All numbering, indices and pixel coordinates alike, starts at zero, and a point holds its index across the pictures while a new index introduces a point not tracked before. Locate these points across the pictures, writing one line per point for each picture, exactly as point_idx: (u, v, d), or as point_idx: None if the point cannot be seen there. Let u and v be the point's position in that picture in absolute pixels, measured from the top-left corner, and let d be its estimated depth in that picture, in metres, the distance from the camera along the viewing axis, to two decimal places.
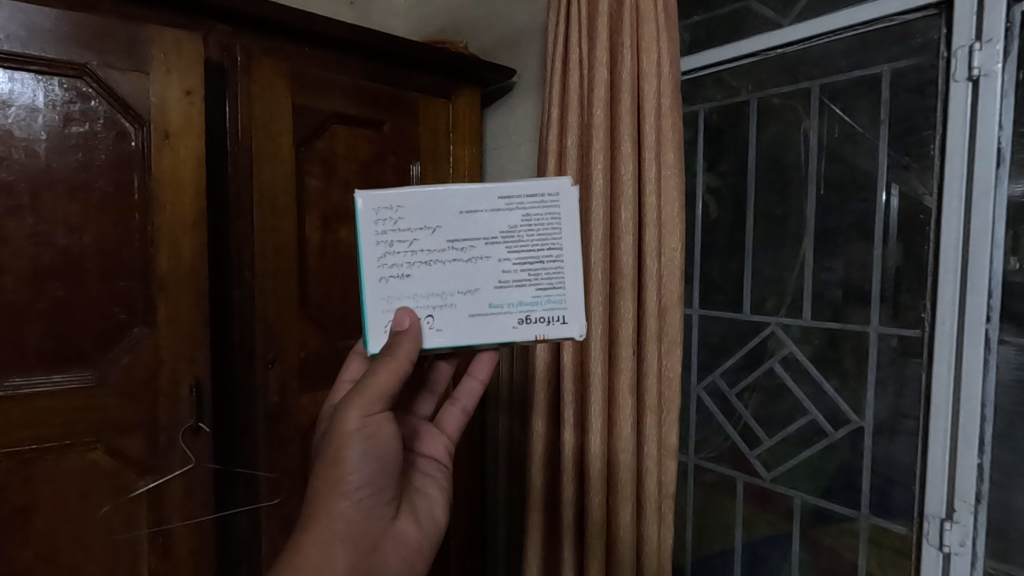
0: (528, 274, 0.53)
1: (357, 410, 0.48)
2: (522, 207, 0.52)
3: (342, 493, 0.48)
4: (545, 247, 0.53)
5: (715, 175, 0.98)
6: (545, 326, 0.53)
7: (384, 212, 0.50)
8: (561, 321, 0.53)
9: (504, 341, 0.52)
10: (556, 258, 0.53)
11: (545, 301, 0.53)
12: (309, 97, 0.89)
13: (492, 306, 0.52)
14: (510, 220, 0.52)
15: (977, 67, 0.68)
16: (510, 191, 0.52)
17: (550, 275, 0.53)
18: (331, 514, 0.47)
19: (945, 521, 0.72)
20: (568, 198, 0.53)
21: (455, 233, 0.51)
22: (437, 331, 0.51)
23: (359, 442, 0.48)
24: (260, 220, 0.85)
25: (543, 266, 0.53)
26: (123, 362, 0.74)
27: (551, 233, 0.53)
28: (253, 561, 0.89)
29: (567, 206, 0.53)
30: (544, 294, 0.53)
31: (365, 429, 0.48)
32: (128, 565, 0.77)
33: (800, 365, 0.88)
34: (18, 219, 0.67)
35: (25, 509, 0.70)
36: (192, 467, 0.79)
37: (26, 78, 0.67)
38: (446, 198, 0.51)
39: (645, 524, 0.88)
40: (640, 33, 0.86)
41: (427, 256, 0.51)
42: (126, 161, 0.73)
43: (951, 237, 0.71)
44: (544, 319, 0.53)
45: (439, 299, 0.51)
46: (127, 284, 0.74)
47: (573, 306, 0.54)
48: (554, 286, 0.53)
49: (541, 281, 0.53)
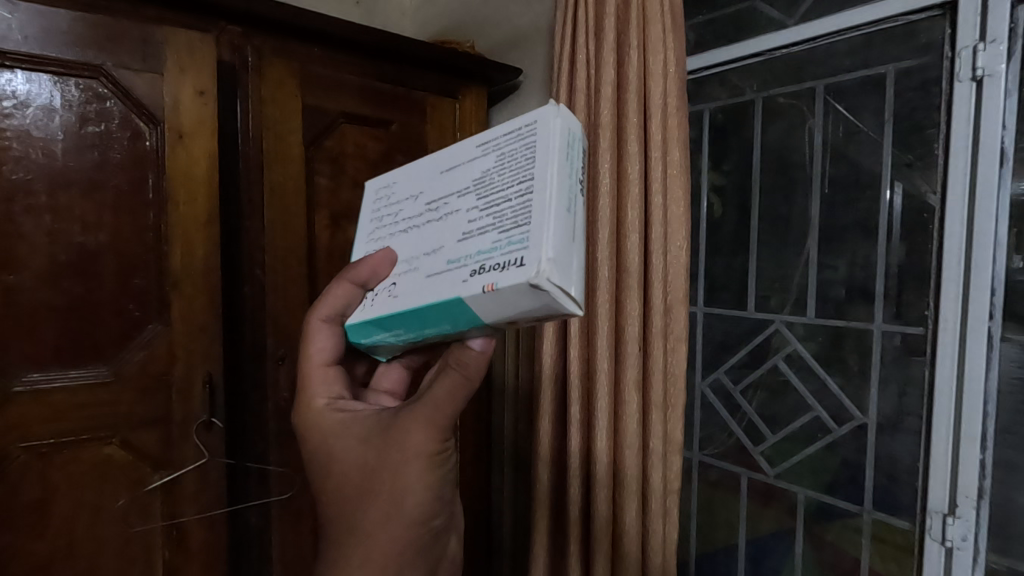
0: (491, 218, 0.41)
1: (430, 437, 0.46)
2: (499, 148, 0.43)
3: (406, 522, 0.46)
4: (515, 182, 0.41)
5: (719, 173, 0.99)
6: (496, 274, 0.39)
7: (383, 191, 0.52)
8: (516, 266, 0.38)
9: (450, 300, 0.41)
10: (524, 192, 0.40)
11: (506, 246, 0.40)
12: (318, 97, 0.91)
13: (450, 262, 0.43)
14: (484, 164, 0.44)
15: (981, 67, 0.69)
16: (487, 137, 0.44)
17: (515, 213, 0.40)
18: (396, 542, 0.46)
19: (947, 515, 0.74)
20: (547, 124, 0.41)
21: (432, 194, 0.47)
22: (394, 297, 0.46)
23: (430, 470, 0.47)
24: (271, 219, 0.86)
25: (511, 205, 0.41)
26: (138, 358, 0.75)
27: (523, 166, 0.41)
28: (265, 553, 0.90)
29: (544, 131, 0.41)
30: (505, 237, 0.40)
31: (436, 456, 0.47)
32: (143, 558, 0.78)
33: (804, 363, 0.88)
34: (35, 217, 0.68)
35: (42, 501, 0.71)
36: (205, 461, 0.81)
37: (43, 79, 0.68)
38: (432, 164, 0.48)
39: (650, 519, 0.89)
40: (647, 33, 0.87)
41: (408, 224, 0.48)
42: (141, 160, 0.75)
43: (954, 236, 0.72)
44: (498, 265, 0.39)
45: (405, 264, 0.47)
46: (141, 281, 0.75)
47: (536, 243, 0.38)
48: (517, 225, 0.39)
49: (505, 222, 0.40)
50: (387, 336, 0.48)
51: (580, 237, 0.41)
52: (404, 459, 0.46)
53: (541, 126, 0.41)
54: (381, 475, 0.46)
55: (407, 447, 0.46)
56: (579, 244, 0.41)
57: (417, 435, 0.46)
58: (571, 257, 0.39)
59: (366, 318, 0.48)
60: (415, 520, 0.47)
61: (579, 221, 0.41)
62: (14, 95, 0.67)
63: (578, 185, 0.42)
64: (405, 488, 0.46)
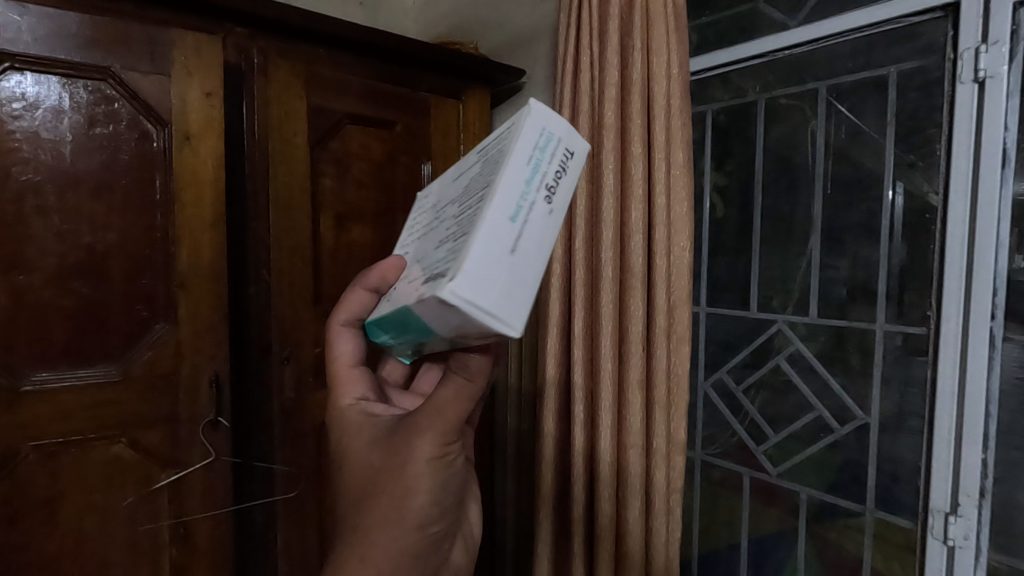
0: (456, 228, 0.39)
1: (434, 439, 0.44)
2: (488, 155, 0.41)
3: (406, 527, 0.45)
4: (481, 190, 0.38)
5: (722, 173, 0.99)
6: (431, 287, 0.37)
7: (423, 201, 0.53)
8: (442, 279, 0.35)
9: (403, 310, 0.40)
10: (480, 201, 0.37)
11: (451, 258, 0.37)
12: (323, 98, 0.91)
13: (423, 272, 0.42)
14: (476, 173, 0.42)
15: (983, 69, 0.70)
16: (485, 144, 0.42)
17: (468, 222, 0.37)
18: (396, 549, 0.44)
19: (949, 514, 0.74)
20: (519, 127, 0.37)
21: (444, 203, 0.46)
22: (386, 303, 0.46)
23: (433, 473, 0.45)
24: (276, 220, 0.87)
25: (470, 215, 0.38)
26: (145, 357, 0.76)
27: (491, 173, 0.38)
28: (270, 552, 0.91)
29: (512, 132, 0.37)
30: (454, 248, 0.37)
31: (440, 460, 0.45)
32: (150, 556, 0.79)
33: (807, 363, 0.89)
34: (45, 218, 0.69)
35: (51, 500, 0.72)
36: (212, 459, 0.81)
37: (52, 81, 0.69)
38: (455, 175, 0.48)
39: (654, 518, 0.89)
40: (651, 34, 0.87)
41: (423, 232, 0.48)
42: (149, 161, 0.75)
43: (956, 237, 0.72)
44: (437, 278, 0.37)
45: (406, 272, 0.47)
46: (149, 281, 0.76)
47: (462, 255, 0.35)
48: (463, 236, 0.37)
49: (461, 233, 0.38)
50: (391, 339, 0.48)
51: (532, 252, 0.36)
52: (408, 460, 0.44)
53: (514, 127, 0.38)
54: (387, 476, 0.45)
55: (412, 448, 0.45)
56: (526, 260, 0.36)
57: (422, 435, 0.45)
58: (505, 271, 0.35)
59: (372, 322, 0.48)
60: (416, 527, 0.45)
61: (534, 233, 0.36)
62: (23, 97, 0.67)
63: (543, 192, 0.37)
64: (407, 491, 0.44)
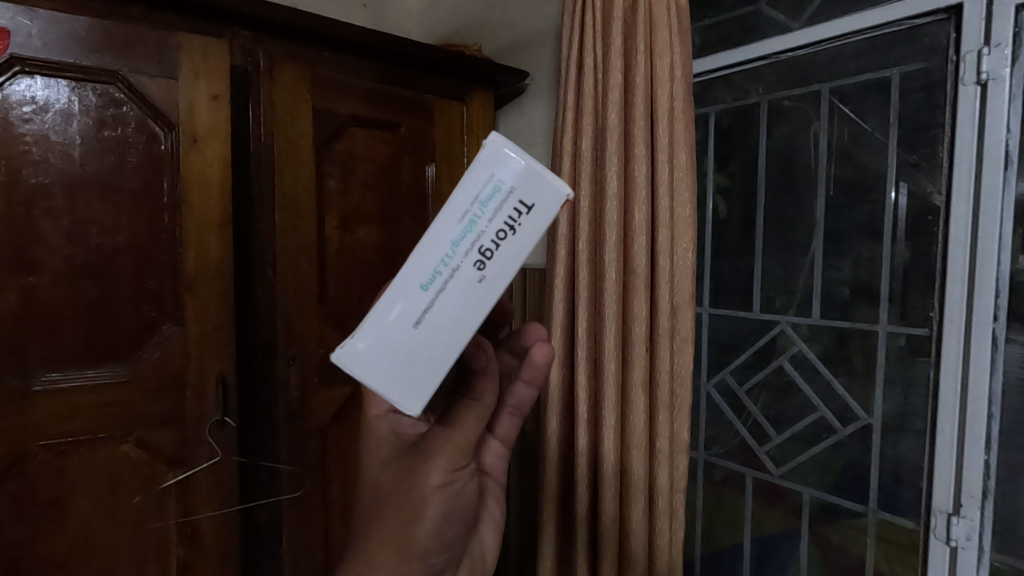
0: None
1: (443, 466, 0.45)
2: None
3: (411, 554, 0.46)
4: None
5: (725, 175, 0.99)
6: None
7: None
8: None
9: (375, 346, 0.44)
10: None
11: None
12: (328, 101, 0.92)
13: None
14: None
15: (986, 72, 0.70)
16: None
17: None
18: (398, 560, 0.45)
19: (952, 515, 0.74)
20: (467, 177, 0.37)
21: None
22: None
23: (443, 499, 0.46)
24: (281, 221, 0.87)
25: None
26: (153, 358, 0.76)
27: None
28: (276, 551, 0.92)
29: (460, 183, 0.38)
30: None
31: (448, 486, 0.46)
32: (158, 555, 0.79)
33: (810, 364, 0.89)
34: (54, 220, 0.69)
35: (60, 499, 0.73)
36: (219, 459, 0.82)
37: (61, 84, 0.70)
38: None
39: (657, 518, 0.90)
40: (654, 37, 0.88)
41: None
42: (156, 163, 0.76)
43: (958, 239, 0.72)
44: None
45: None
46: (157, 283, 0.76)
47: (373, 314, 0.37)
48: None
49: None
50: None
51: (449, 321, 0.37)
52: (416, 487, 0.45)
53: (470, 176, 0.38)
54: (396, 497, 0.46)
55: (420, 477, 0.45)
56: (436, 331, 0.37)
57: (431, 465, 0.45)
58: (408, 341, 0.36)
59: None
60: (421, 553, 0.46)
61: (454, 300, 0.37)
62: (33, 101, 0.68)
63: (476, 256, 0.37)
64: (415, 518, 0.45)
